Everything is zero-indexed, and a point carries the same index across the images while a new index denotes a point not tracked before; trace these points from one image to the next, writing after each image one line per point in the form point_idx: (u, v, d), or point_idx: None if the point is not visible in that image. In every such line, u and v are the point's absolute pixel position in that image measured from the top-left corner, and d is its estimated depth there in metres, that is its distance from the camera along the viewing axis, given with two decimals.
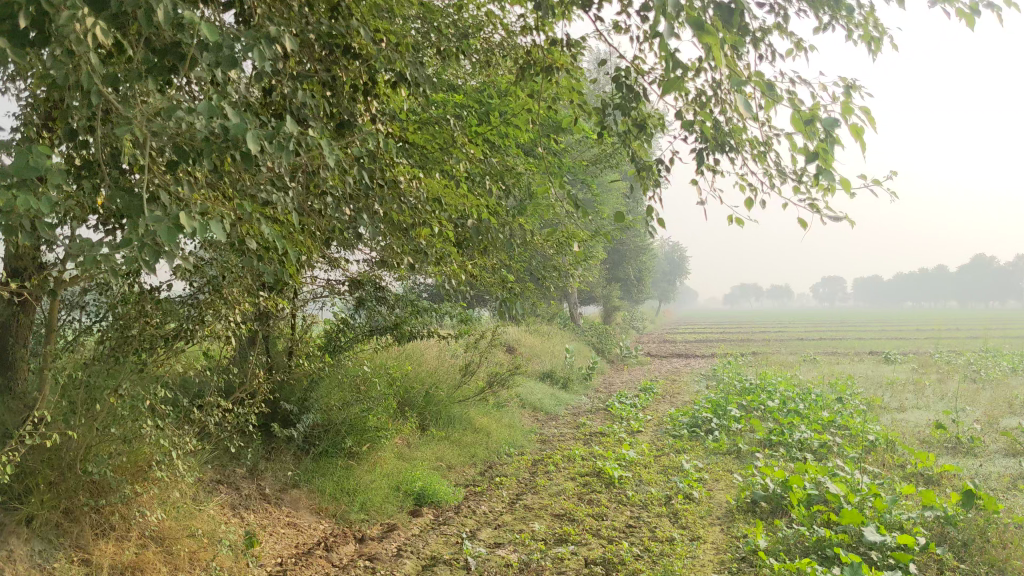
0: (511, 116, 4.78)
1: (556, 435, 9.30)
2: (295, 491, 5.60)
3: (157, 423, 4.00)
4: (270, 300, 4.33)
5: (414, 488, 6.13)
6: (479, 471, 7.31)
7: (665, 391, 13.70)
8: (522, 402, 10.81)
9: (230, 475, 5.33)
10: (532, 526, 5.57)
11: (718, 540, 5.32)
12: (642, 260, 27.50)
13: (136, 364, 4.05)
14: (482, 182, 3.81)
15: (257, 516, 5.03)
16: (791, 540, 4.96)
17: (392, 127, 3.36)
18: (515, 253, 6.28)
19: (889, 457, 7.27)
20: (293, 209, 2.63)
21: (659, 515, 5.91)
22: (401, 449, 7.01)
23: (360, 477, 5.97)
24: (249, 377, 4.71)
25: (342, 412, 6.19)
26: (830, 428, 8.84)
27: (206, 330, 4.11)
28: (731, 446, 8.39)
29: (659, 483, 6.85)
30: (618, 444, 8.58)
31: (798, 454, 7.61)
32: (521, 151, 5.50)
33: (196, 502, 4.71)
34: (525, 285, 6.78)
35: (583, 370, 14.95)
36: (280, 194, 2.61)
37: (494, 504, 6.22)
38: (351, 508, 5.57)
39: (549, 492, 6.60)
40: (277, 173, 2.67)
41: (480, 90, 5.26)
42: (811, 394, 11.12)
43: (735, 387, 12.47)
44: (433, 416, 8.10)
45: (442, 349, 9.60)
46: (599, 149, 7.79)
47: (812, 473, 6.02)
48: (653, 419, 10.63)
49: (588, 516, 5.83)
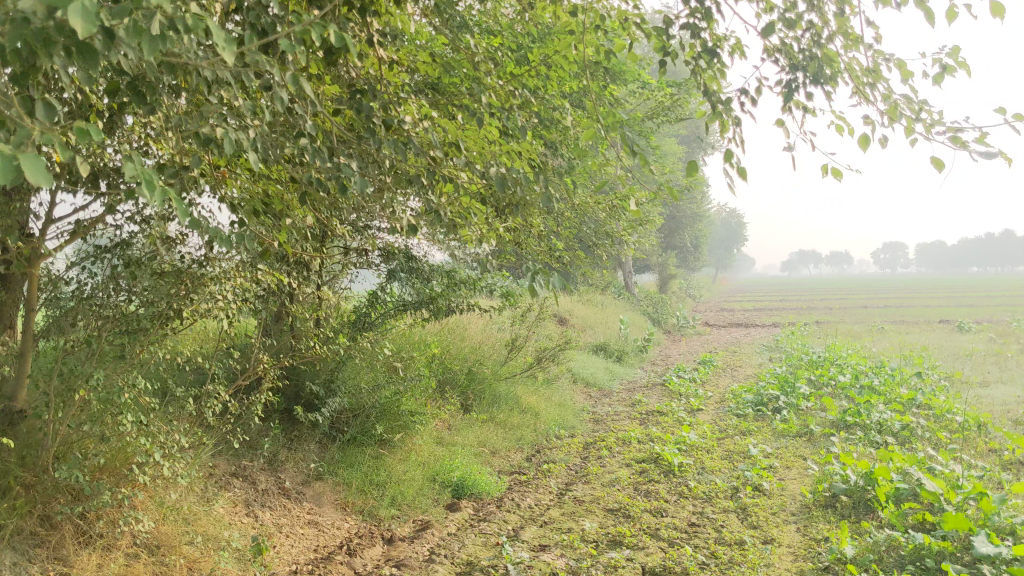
0: (553, 57, 4.13)
1: (610, 414, 8.68)
2: (319, 483, 5.06)
3: (141, 420, 3.41)
4: (272, 273, 3.73)
5: (452, 478, 5.54)
6: (526, 456, 6.71)
7: (726, 364, 12.98)
8: (574, 378, 10.22)
9: (245, 467, 4.81)
10: (583, 525, 4.95)
11: (795, 543, 4.66)
12: (698, 226, 26.66)
13: (117, 351, 3.48)
14: (517, 126, 3.15)
15: (272, 515, 4.51)
16: (882, 547, 4.30)
17: (397, 54, 2.72)
18: (557, 216, 5.65)
19: (983, 443, 6.50)
20: (247, 147, 2.01)
21: (725, 510, 5.25)
22: (440, 434, 6.42)
23: (392, 467, 5.40)
24: (256, 364, 4.08)
25: (372, 396, 5.59)
26: (912, 408, 8.05)
27: (191, 309, 3.49)
28: (802, 427, 7.66)
29: (724, 471, 6.16)
30: (677, 425, 7.91)
31: (879, 438, 6.88)
32: (567, 96, 4.83)
33: (202, 501, 4.18)
34: (574, 253, 6.16)
35: (639, 342, 14.26)
36: (232, 132, 2.00)
37: (540, 496, 5.61)
38: (379, 503, 5.00)
39: (602, 482, 5.97)
40: (230, 102, 2.05)
41: (518, 30, 4.60)
42: (886, 368, 10.32)
43: (802, 361, 11.66)
44: (477, 396, 7.53)
45: (487, 323, 9.03)
46: (655, 102, 7.11)
47: (898, 461, 5.32)
48: (714, 395, 9.93)
49: (644, 512, 5.19)
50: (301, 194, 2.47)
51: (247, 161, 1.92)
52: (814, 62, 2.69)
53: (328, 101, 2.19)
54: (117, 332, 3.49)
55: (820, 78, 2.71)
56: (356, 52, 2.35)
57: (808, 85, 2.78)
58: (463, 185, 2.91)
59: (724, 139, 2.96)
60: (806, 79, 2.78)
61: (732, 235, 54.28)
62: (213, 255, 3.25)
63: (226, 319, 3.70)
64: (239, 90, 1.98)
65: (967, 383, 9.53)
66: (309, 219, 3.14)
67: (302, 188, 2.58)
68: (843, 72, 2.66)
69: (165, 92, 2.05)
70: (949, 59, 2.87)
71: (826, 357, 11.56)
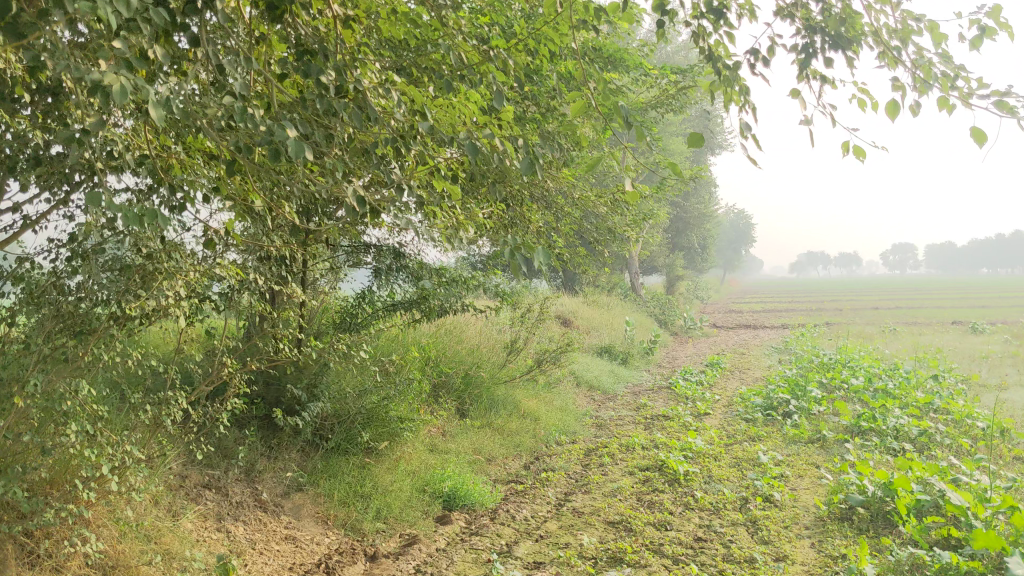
0: (545, 31, 3.79)
1: (614, 418, 8.34)
2: (299, 495, 4.74)
3: (87, 429, 3.05)
4: (233, 267, 3.38)
5: (443, 489, 5.20)
6: (524, 464, 6.39)
7: (735, 365, 12.65)
8: (577, 381, 9.90)
9: (218, 478, 4.49)
10: (581, 539, 4.61)
11: (810, 561, 4.31)
12: (706, 227, 26.32)
13: (61, 354, 3.11)
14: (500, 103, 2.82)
15: (246, 531, 4.18)
16: (906, 567, 3.94)
17: (359, 15, 2.39)
18: (553, 209, 5.33)
19: (1007, 450, 6.14)
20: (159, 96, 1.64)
21: (734, 523, 4.91)
22: (432, 441, 6.10)
23: (379, 478, 5.06)
24: (221, 369, 3.74)
25: (358, 401, 5.27)
26: (929, 412, 7.68)
27: (140, 306, 3.12)
28: (814, 433, 7.31)
29: (733, 480, 5.81)
30: (683, 430, 7.57)
31: (895, 445, 6.52)
32: (561, 79, 4.51)
33: (166, 516, 3.86)
34: (573, 249, 5.87)
35: (644, 344, 13.92)
36: (138, 79, 1.64)
37: (537, 508, 5.28)
38: (363, 516, 4.67)
39: (603, 491, 5.63)
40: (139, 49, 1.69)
41: (509, 4, 4.26)
42: (901, 371, 9.95)
43: (814, 362, 11.28)
44: (473, 400, 7.21)
45: (485, 324, 8.73)
46: (658, 92, 6.81)
47: (918, 470, 4.97)
48: (722, 398, 9.60)
49: (648, 526, 4.85)
50: (237, 165, 2.12)
51: (156, 106, 1.56)
52: (834, 21, 2.36)
53: (257, 50, 1.83)
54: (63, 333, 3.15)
55: (841, 41, 2.38)
56: (303, 1, 2.00)
57: (828, 49, 2.45)
58: (438, 163, 2.58)
59: (732, 111, 2.65)
60: (826, 43, 2.46)
61: (740, 236, 53.83)
62: (157, 239, 2.90)
63: (184, 318, 3.36)
64: (145, 29, 1.62)
65: (985, 388, 9.15)
66: (264, 204, 2.79)
67: (240, 164, 2.26)
68: (866, 32, 2.34)
69: (62, 38, 1.70)
70: (990, 19, 2.54)
71: (837, 359, 11.18)
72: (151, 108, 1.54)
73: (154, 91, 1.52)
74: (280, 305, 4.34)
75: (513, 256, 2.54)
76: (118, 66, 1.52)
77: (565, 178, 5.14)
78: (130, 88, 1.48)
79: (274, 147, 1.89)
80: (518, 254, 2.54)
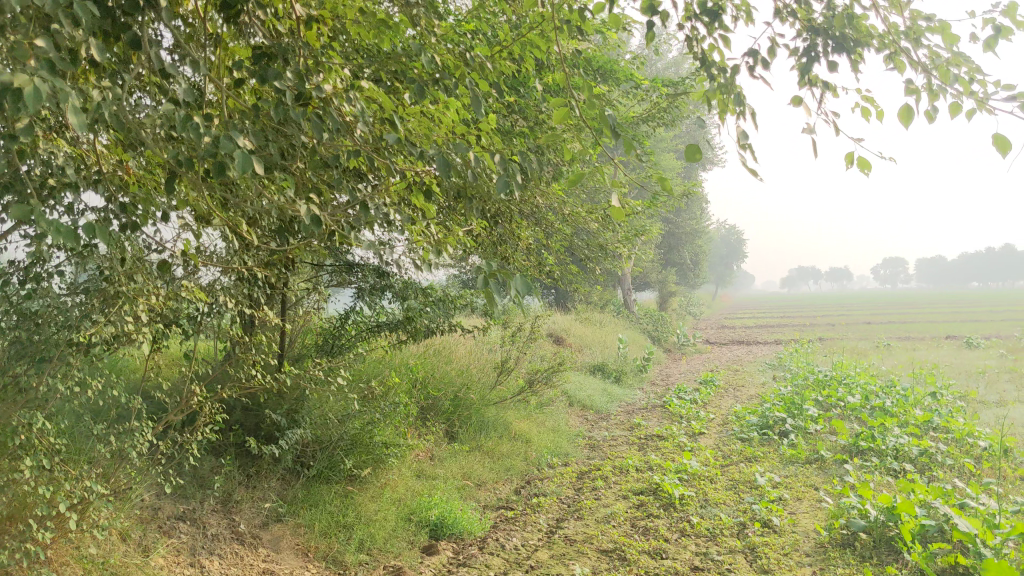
0: (528, 41, 3.64)
1: (607, 439, 8.14)
2: (278, 526, 4.54)
3: (41, 463, 2.84)
4: (200, 289, 3.19)
5: (429, 517, 5.00)
6: (514, 489, 6.19)
7: (730, 383, 12.47)
8: (569, 401, 9.72)
9: (192, 510, 4.28)
10: (573, 569, 4.41)
11: None
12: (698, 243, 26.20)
13: (13, 384, 2.90)
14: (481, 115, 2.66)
15: (221, 565, 3.96)
16: None
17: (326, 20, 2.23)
18: (540, 226, 5.16)
19: (1011, 471, 5.96)
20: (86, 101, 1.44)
21: (731, 550, 4.73)
22: (419, 466, 5.90)
23: (362, 506, 4.86)
24: (190, 397, 3.55)
25: (341, 427, 5.08)
26: (929, 431, 7.50)
27: (99, 331, 2.93)
28: (811, 453, 7.14)
29: (729, 504, 5.62)
30: (677, 451, 7.39)
31: (895, 466, 6.35)
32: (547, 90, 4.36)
33: (134, 552, 3.65)
34: (561, 267, 5.70)
35: (638, 362, 13.75)
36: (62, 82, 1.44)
37: (528, 536, 5.08)
38: (346, 548, 4.47)
39: (596, 518, 5.44)
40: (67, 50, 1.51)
41: (494, 13, 4.09)
42: (898, 387, 9.79)
43: (809, 379, 11.11)
44: (462, 422, 7.02)
45: (474, 344, 8.55)
46: (647, 105, 6.67)
47: (921, 493, 4.79)
48: (717, 417, 9.42)
49: (642, 554, 4.66)
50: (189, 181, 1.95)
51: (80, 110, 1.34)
52: (838, 23, 2.21)
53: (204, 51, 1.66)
54: (17, 361, 2.94)
55: (846, 44, 2.23)
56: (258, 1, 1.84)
57: (832, 53, 2.30)
58: (413, 177, 2.41)
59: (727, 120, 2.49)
60: (828, 47, 2.31)
61: (732, 252, 53.77)
62: (115, 260, 2.71)
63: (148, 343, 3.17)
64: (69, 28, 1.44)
65: (985, 405, 8.98)
66: (228, 223, 2.62)
67: (191, 179, 2.08)
68: (870, 34, 2.19)
69: None
70: (1004, 20, 2.38)
71: (833, 376, 11.02)
72: (73, 108, 1.31)
73: (74, 93, 1.32)
74: (256, 328, 4.15)
75: (489, 279, 2.36)
76: (35, 67, 1.33)
77: (555, 193, 4.96)
78: (46, 90, 1.29)
79: (220, 160, 1.72)
80: (500, 275, 2.37)
